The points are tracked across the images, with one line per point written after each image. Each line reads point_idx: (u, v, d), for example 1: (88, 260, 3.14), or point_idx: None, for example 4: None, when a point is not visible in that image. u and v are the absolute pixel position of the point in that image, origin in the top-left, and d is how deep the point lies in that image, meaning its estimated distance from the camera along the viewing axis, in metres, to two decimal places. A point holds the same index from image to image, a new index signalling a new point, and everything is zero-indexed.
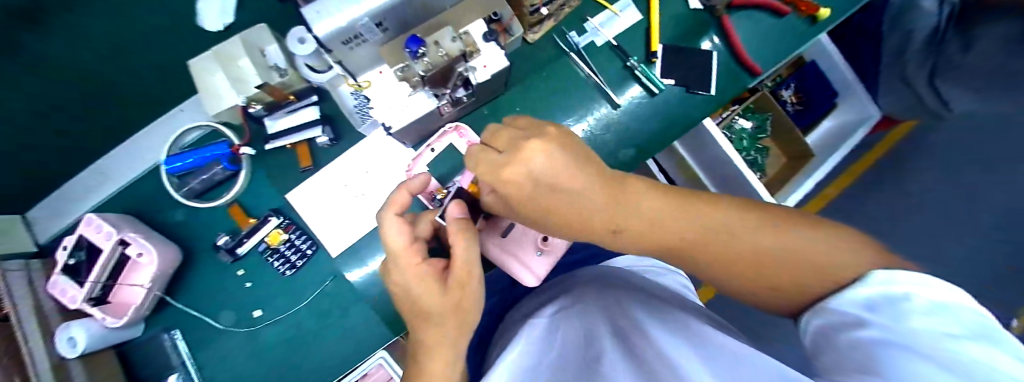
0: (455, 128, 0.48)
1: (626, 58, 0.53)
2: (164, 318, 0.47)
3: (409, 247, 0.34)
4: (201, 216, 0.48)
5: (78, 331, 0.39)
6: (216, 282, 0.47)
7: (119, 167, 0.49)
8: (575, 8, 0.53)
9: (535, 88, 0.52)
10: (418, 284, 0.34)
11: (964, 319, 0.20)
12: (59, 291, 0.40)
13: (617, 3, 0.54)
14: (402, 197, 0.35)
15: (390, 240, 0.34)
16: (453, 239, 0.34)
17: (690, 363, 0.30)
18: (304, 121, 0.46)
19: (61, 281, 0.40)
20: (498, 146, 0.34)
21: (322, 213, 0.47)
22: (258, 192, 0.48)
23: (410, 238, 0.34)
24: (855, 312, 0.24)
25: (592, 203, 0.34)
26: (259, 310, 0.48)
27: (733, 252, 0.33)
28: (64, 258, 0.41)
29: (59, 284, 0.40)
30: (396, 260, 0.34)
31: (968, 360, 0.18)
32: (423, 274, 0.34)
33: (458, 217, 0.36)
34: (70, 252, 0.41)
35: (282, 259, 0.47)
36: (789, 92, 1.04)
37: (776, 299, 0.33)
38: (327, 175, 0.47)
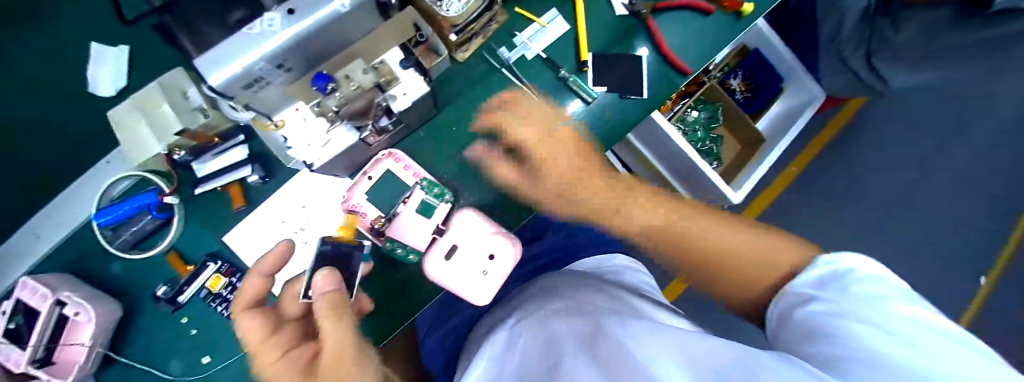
0: (390, 154, 0.48)
1: (558, 69, 0.54)
2: (112, 374, 0.46)
3: (265, 341, 0.39)
4: (140, 267, 0.47)
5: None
6: (159, 332, 0.46)
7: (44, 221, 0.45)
8: (503, 24, 0.54)
9: (469, 106, 0.53)
10: (278, 375, 0.37)
11: (892, 288, 0.32)
12: (3, 356, 0.39)
13: (545, 15, 0.54)
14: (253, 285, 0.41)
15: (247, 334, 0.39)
16: (320, 316, 0.36)
17: (639, 337, 0.26)
18: (233, 162, 0.47)
19: (3, 346, 0.39)
20: (517, 136, 0.50)
21: (263, 252, 0.47)
22: (196, 238, 0.47)
23: (265, 332, 0.39)
24: (807, 294, 0.35)
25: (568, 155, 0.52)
26: (209, 356, 0.47)
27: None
28: (2, 321, 0.39)
29: (1, 350, 0.39)
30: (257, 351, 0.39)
31: (917, 341, 0.26)
32: (281, 365, 0.37)
33: (323, 291, 0.37)
34: (9, 316, 0.39)
35: (225, 303, 0.46)
36: (737, 80, 1.10)
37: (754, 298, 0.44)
38: (264, 213, 0.47)
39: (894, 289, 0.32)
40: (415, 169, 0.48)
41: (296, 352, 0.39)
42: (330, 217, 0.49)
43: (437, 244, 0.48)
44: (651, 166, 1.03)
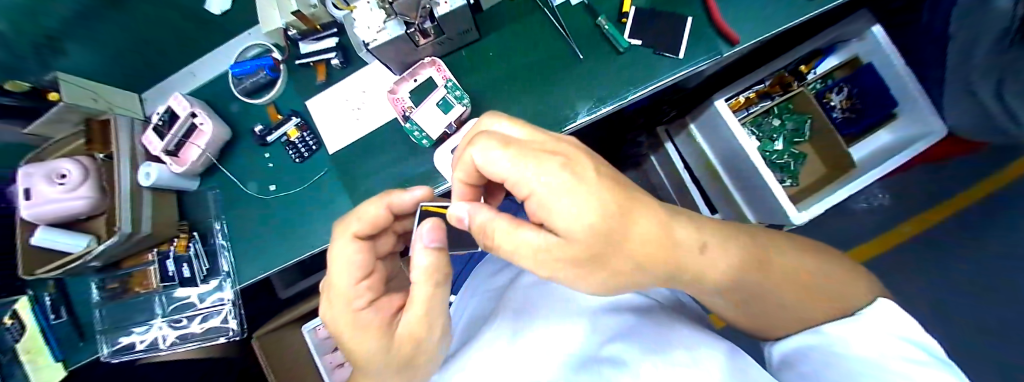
0: (434, 63, 0.57)
1: (597, 17, 0.58)
2: (213, 179, 0.65)
3: (359, 284, 0.36)
4: (248, 109, 0.64)
5: (152, 168, 0.56)
6: (252, 157, 0.64)
7: (202, 66, 0.67)
8: None
9: (506, 36, 0.60)
10: (357, 331, 0.36)
11: (923, 349, 0.32)
12: (153, 139, 0.59)
13: None
14: (370, 215, 0.36)
15: (347, 262, 0.36)
16: (428, 273, 0.34)
17: None
18: (324, 47, 0.60)
19: (152, 133, 0.58)
20: (479, 231, 0.31)
21: (328, 121, 0.61)
22: (289, 98, 0.63)
23: (361, 275, 0.37)
24: (842, 343, 0.34)
25: (574, 244, 0.26)
26: (273, 185, 0.63)
27: (738, 294, 0.36)
28: (157, 116, 0.59)
29: (152, 133, 0.58)
30: (342, 291, 0.36)
31: (932, 353, 0.32)
32: (365, 317, 0.36)
33: (431, 246, 0.32)
34: (161, 114, 0.59)
35: (295, 149, 0.61)
36: (839, 96, 0.97)
37: (746, 313, 0.39)
38: (337, 89, 0.61)
39: (917, 337, 0.33)
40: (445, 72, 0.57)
41: (382, 303, 0.38)
42: (380, 104, 0.60)
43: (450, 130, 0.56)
44: (717, 173, 0.96)
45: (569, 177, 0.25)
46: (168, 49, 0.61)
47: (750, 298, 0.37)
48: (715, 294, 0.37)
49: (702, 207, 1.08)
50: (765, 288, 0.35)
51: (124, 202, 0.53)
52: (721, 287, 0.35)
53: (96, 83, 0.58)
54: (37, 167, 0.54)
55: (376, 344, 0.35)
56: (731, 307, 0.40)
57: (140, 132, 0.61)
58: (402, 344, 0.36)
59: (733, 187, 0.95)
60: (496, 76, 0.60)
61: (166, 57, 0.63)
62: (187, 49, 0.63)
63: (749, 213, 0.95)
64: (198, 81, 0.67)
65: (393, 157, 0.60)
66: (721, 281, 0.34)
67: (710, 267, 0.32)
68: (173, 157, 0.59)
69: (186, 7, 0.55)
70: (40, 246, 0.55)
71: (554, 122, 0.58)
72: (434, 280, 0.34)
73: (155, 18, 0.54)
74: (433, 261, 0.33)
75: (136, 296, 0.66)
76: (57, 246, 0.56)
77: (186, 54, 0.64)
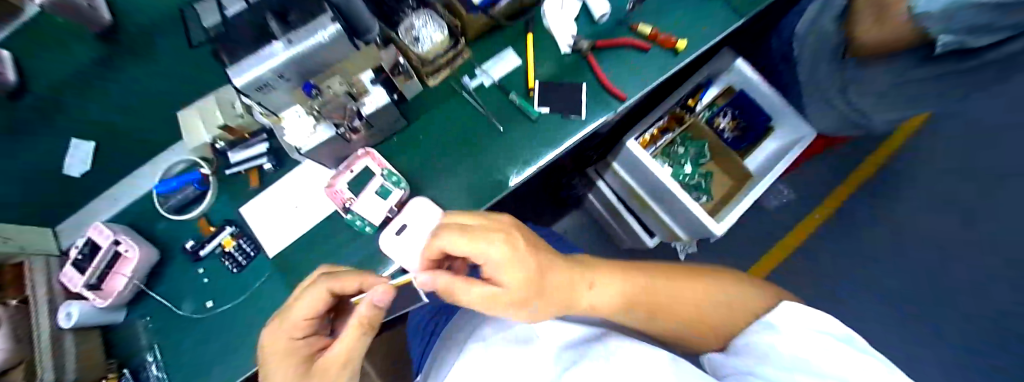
0: (368, 153, 0.61)
1: (508, 93, 0.67)
2: (140, 307, 0.60)
3: (303, 322, 0.39)
4: (176, 226, 0.62)
5: (73, 308, 0.52)
6: (182, 276, 0.61)
7: (123, 192, 0.64)
8: (467, 60, 0.68)
9: (432, 119, 0.66)
10: (286, 355, 0.39)
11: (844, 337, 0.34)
12: (70, 277, 0.55)
13: (500, 53, 0.68)
14: (322, 285, 0.39)
15: (291, 314, 0.39)
16: (356, 326, 0.37)
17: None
18: (252, 154, 0.61)
19: (70, 269, 0.55)
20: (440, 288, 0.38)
21: (266, 224, 0.61)
22: (222, 207, 0.63)
23: (309, 316, 0.39)
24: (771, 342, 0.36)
25: (510, 291, 0.36)
26: (211, 301, 0.59)
27: (647, 307, 0.44)
28: (77, 248, 0.56)
29: (67, 271, 0.55)
30: (286, 327, 0.39)
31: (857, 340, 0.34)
32: (296, 348, 0.40)
33: (377, 303, 0.36)
34: (80, 246, 0.56)
35: (232, 259, 0.60)
36: (725, 119, 1.12)
37: (674, 326, 0.45)
38: (269, 192, 0.62)
39: (841, 331, 0.35)
40: (381, 163, 0.60)
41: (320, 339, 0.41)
42: (318, 200, 0.61)
43: (393, 213, 0.59)
44: (645, 201, 1.06)
45: (504, 246, 0.37)
46: (51, 199, 0.58)
47: (655, 311, 0.44)
48: (620, 311, 0.43)
49: (642, 233, 1.18)
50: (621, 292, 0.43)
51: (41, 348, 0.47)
52: (617, 309, 0.42)
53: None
54: None
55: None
56: (662, 328, 0.45)
57: (56, 271, 0.55)
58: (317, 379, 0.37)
59: (662, 210, 1.05)
60: (428, 156, 0.65)
61: (50, 205, 0.58)
62: (80, 190, 0.60)
63: (680, 231, 1.06)
64: (111, 207, 0.64)
65: (335, 250, 0.60)
66: (610, 307, 0.42)
67: (599, 299, 0.42)
68: (95, 292, 0.55)
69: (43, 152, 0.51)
70: None
71: (490, 187, 0.63)
72: (361, 329, 0.37)
73: (2, 171, 0.48)
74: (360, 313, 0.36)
75: None
76: None
77: (73, 197, 0.60)
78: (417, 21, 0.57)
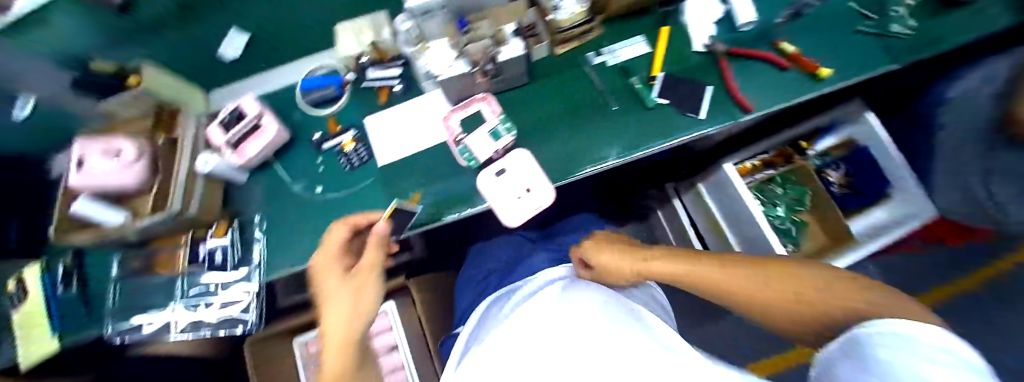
0: (485, 98, 0.65)
1: (631, 77, 0.67)
2: (262, 177, 0.68)
3: (339, 245, 0.56)
4: (309, 120, 0.70)
5: (211, 158, 0.60)
6: (302, 161, 0.68)
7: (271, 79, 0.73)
8: (597, 37, 0.69)
9: (552, 83, 0.68)
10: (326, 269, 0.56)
11: None
12: (215, 132, 0.63)
13: (632, 38, 0.69)
14: (359, 217, 0.57)
15: (335, 237, 0.56)
16: (371, 241, 0.55)
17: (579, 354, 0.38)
18: (387, 75, 0.68)
19: (217, 126, 0.63)
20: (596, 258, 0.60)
21: (383, 137, 0.67)
22: (350, 113, 0.70)
23: (343, 241, 0.56)
24: None
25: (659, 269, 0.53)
26: (320, 189, 0.66)
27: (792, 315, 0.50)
28: (226, 111, 0.63)
29: (215, 127, 0.63)
30: (331, 245, 0.56)
31: None
32: (335, 260, 0.56)
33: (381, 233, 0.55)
34: (228, 111, 0.63)
35: (348, 159, 0.66)
36: (837, 173, 1.04)
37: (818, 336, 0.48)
38: (394, 110, 0.69)
39: None
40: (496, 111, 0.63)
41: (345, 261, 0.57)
42: (431, 128, 0.66)
43: (496, 156, 0.61)
44: (719, 227, 1.01)
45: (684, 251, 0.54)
46: (216, 66, 0.66)
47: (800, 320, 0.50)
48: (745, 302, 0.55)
49: None
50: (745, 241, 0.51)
51: (178, 185, 0.57)
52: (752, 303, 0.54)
53: (157, 74, 0.58)
54: (101, 141, 0.57)
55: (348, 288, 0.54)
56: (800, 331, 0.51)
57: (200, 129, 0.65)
58: (354, 280, 0.54)
59: (738, 245, 0.97)
60: (537, 114, 0.67)
61: (216, 69, 0.67)
62: (238, 65, 0.68)
63: None
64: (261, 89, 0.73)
65: (434, 177, 0.64)
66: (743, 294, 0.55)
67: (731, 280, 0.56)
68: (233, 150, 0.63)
69: (204, 39, 0.59)
70: (77, 212, 0.56)
71: (590, 159, 0.64)
72: (377, 245, 0.56)
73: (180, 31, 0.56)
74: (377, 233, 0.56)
75: (154, 276, 0.66)
76: (95, 217, 0.57)
77: (232, 69, 0.69)
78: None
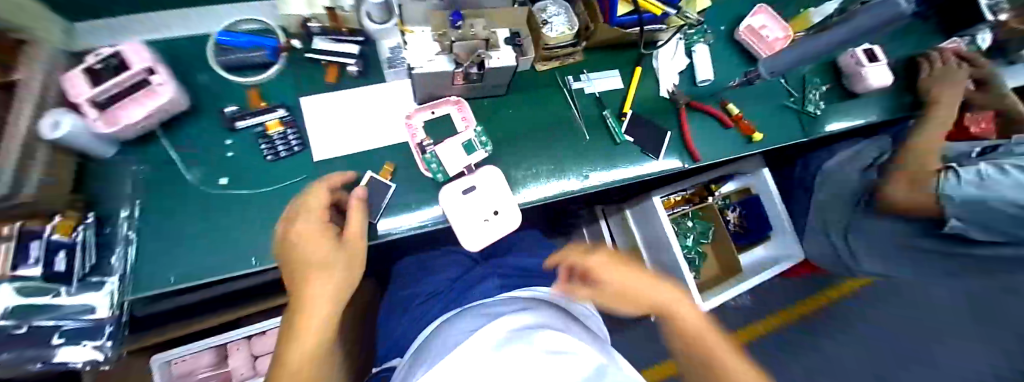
0: (456, 102, 0.59)
1: (603, 110, 0.68)
2: (141, 150, 0.51)
3: (322, 209, 0.47)
4: (221, 86, 0.55)
5: (66, 119, 0.42)
6: (206, 137, 0.53)
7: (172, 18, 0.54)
8: (576, 61, 0.69)
9: (527, 99, 0.65)
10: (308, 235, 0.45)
11: None
12: (69, 84, 0.44)
13: (607, 70, 0.70)
14: (338, 178, 0.50)
15: (313, 198, 0.47)
16: (353, 207, 0.48)
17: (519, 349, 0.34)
18: (343, 51, 0.56)
19: (76, 76, 0.45)
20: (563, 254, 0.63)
21: (326, 124, 0.56)
22: (282, 87, 0.57)
23: (326, 204, 0.47)
24: None
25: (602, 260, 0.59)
26: (227, 178, 0.53)
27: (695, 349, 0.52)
28: (92, 59, 0.45)
29: (71, 78, 0.44)
30: (308, 208, 0.46)
31: None
32: (319, 230, 0.45)
33: (361, 194, 0.49)
34: (102, 58, 0.46)
35: (271, 146, 0.53)
36: (733, 213, 1.19)
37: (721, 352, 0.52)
38: (344, 95, 0.57)
39: None
40: (472, 124, 0.59)
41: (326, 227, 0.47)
42: (387, 126, 0.58)
43: (459, 173, 0.55)
44: (637, 255, 1.10)
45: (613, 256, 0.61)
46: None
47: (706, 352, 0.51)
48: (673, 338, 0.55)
49: None
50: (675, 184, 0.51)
51: (9, 158, 0.38)
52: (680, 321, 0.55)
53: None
54: None
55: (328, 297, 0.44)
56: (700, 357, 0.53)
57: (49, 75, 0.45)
58: (347, 245, 0.46)
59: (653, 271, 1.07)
60: (506, 128, 0.63)
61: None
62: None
63: None
64: (148, 32, 0.54)
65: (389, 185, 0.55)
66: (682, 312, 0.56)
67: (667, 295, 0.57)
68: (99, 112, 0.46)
69: None
70: None
71: (555, 186, 0.62)
72: (357, 213, 0.48)
73: None
74: (357, 196, 0.49)
75: None
76: None
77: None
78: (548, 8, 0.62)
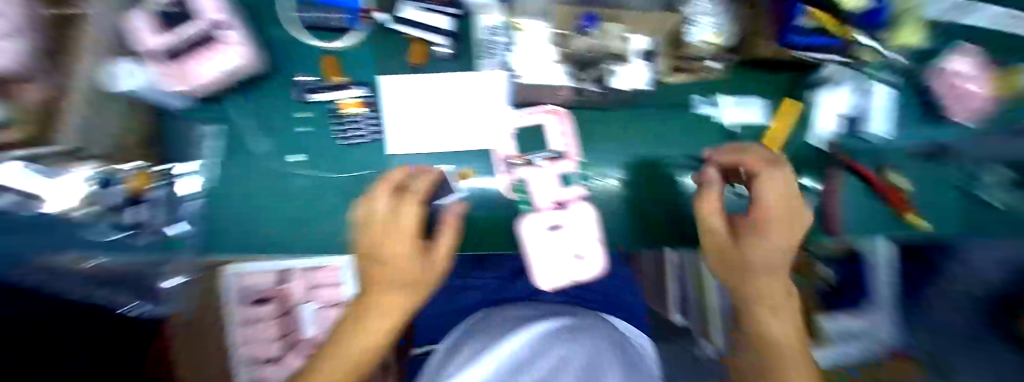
0: (556, 111, 0.48)
1: (734, 148, 0.51)
2: (214, 110, 0.48)
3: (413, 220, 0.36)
4: (297, 47, 0.47)
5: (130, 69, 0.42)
6: (278, 105, 0.48)
7: None
8: (718, 75, 0.50)
9: (645, 116, 0.49)
10: (395, 237, 0.35)
11: None
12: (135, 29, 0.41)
13: (757, 96, 0.51)
14: (420, 182, 0.40)
15: (408, 196, 0.37)
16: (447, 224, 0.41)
17: None
18: (435, 24, 0.46)
19: (143, 20, 0.41)
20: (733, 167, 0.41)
21: (404, 113, 0.47)
22: (359, 57, 0.48)
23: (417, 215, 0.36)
24: None
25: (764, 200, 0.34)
26: (297, 156, 0.48)
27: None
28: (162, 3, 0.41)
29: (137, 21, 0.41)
30: (395, 214, 0.35)
31: None
32: (406, 243, 0.35)
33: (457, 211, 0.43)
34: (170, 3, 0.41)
35: (348, 128, 0.47)
36: None
37: None
38: (426, 80, 0.47)
39: None
40: (574, 154, 0.49)
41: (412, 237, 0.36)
42: (471, 128, 0.48)
43: (546, 208, 0.48)
44: None
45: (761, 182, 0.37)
46: None
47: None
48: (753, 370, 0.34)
49: None
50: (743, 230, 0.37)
51: None
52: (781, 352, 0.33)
53: None
54: None
55: (390, 316, 0.33)
56: None
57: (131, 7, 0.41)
58: (431, 263, 0.37)
59: None
60: (601, 156, 0.50)
61: None
62: None
63: None
64: None
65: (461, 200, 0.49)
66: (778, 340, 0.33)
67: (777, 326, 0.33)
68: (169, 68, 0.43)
69: None
70: None
71: (641, 237, 0.50)
72: (449, 230, 0.41)
73: None
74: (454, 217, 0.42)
75: None
76: None
77: None
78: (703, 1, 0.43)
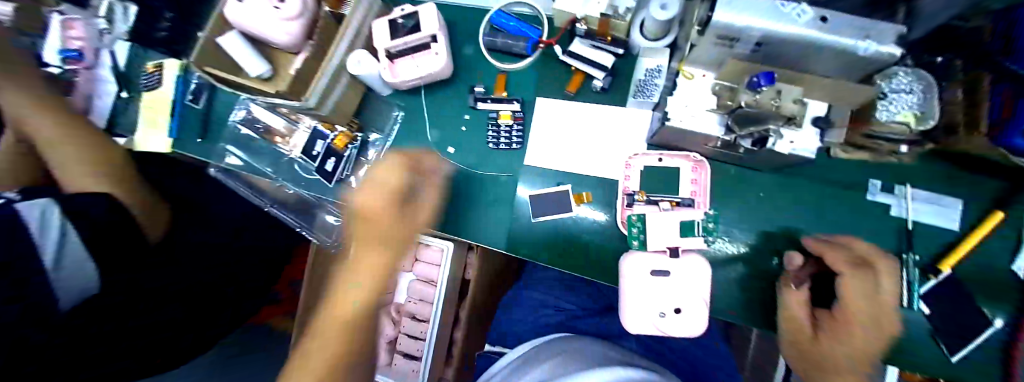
0: (696, 160, 0.48)
1: (902, 249, 0.45)
2: (401, 99, 0.60)
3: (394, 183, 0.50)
4: (480, 63, 0.58)
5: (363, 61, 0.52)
6: (450, 104, 0.58)
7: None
8: (902, 165, 0.47)
9: (795, 189, 0.48)
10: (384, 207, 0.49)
11: None
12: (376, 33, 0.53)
13: (949, 199, 0.46)
14: (421, 161, 0.54)
15: (393, 170, 0.50)
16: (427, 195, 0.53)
17: None
18: (598, 60, 0.52)
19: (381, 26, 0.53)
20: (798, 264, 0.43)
21: (549, 131, 0.54)
22: (527, 79, 0.57)
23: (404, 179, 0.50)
24: None
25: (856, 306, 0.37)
26: (451, 148, 0.57)
27: None
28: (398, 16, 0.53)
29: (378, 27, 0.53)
30: (385, 184, 0.49)
31: None
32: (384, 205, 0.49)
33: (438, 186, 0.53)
34: (405, 16, 0.53)
35: (497, 135, 0.55)
36: None
37: None
38: (577, 109, 0.54)
39: None
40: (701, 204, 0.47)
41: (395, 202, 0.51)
42: (606, 157, 0.52)
43: (654, 250, 0.44)
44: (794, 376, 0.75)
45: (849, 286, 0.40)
46: None
47: None
48: None
49: None
50: (853, 334, 0.37)
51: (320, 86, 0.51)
52: None
53: None
54: None
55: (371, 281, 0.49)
56: None
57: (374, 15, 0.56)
58: (403, 227, 0.51)
59: None
60: (740, 216, 0.48)
61: None
62: None
63: None
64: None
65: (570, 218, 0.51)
66: None
67: None
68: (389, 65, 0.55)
69: None
70: (221, 46, 0.56)
71: (755, 310, 0.45)
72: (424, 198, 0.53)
73: None
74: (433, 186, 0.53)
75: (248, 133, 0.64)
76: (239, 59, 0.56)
77: None
78: (898, 74, 0.38)
